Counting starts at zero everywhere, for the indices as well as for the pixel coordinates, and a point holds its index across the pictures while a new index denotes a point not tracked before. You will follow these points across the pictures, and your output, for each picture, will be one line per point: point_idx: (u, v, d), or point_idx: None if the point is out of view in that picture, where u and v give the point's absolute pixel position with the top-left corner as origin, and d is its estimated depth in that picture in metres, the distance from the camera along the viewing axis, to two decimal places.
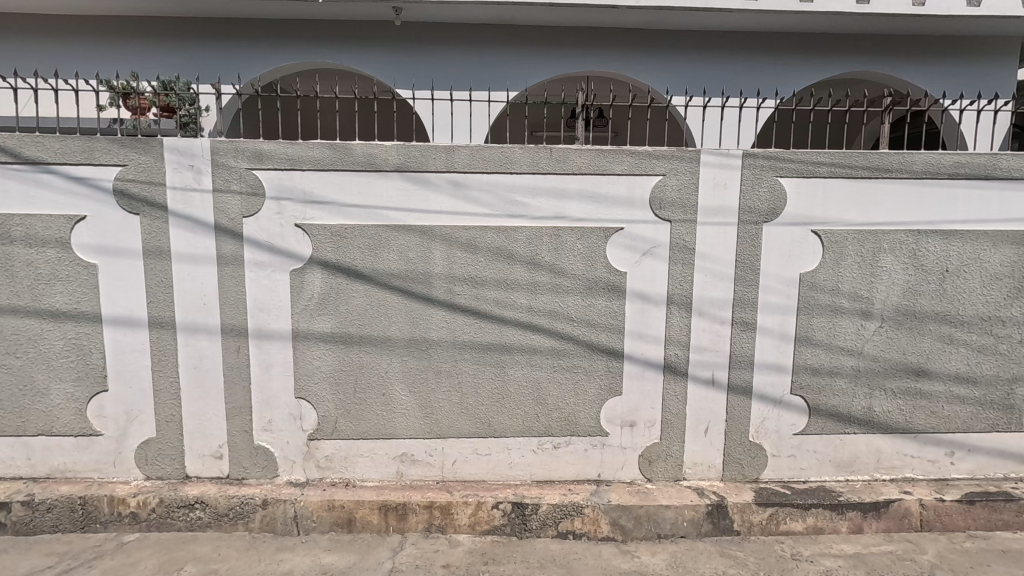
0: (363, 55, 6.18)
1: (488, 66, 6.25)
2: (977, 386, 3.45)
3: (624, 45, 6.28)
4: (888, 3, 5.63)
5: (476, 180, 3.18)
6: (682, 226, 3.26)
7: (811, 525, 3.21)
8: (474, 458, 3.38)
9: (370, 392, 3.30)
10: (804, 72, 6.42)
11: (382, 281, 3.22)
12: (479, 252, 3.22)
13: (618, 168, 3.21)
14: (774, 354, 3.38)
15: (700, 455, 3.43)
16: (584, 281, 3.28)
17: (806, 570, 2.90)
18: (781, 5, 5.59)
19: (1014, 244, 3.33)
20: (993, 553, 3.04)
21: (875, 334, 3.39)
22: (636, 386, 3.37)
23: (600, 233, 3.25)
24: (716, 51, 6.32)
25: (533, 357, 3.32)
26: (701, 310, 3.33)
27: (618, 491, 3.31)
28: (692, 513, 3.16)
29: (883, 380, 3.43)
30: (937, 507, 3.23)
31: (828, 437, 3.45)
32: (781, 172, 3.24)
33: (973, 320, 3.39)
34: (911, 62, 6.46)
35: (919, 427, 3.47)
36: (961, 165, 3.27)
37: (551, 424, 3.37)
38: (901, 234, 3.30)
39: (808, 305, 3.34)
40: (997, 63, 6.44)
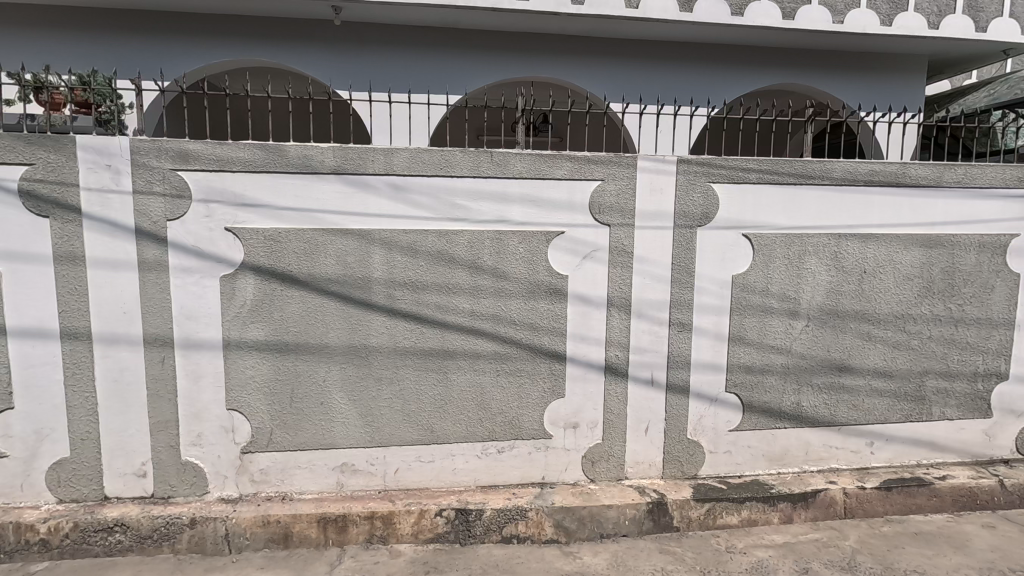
0: (301, 54, 6.01)
1: (430, 68, 6.21)
2: (894, 379, 3.69)
3: (566, 52, 6.39)
4: (810, 19, 5.97)
5: (416, 184, 3.14)
6: (621, 230, 3.33)
7: (744, 518, 3.34)
8: (417, 466, 3.32)
9: (307, 402, 3.19)
10: (737, 83, 6.71)
11: (320, 287, 3.13)
12: (420, 256, 3.18)
13: (558, 173, 3.25)
14: (710, 353, 3.50)
15: (641, 454, 3.50)
16: (526, 284, 3.29)
17: (740, 562, 3.00)
18: (715, 18, 5.83)
19: (922, 246, 3.59)
20: (908, 536, 3.24)
21: (802, 333, 3.56)
22: (578, 388, 3.41)
23: (541, 236, 3.27)
24: (654, 60, 6.53)
25: (475, 362, 3.30)
26: (641, 312, 3.41)
27: (562, 492, 3.33)
28: (633, 511, 3.22)
29: (810, 376, 3.61)
30: (859, 495, 3.43)
31: (761, 432, 3.60)
32: (713, 177, 3.37)
33: (889, 317, 3.63)
34: (833, 76, 6.87)
35: (843, 420, 3.67)
36: (876, 173, 3.49)
37: (495, 429, 3.36)
38: (823, 238, 3.50)
39: (741, 305, 3.48)
40: (908, 79, 6.96)
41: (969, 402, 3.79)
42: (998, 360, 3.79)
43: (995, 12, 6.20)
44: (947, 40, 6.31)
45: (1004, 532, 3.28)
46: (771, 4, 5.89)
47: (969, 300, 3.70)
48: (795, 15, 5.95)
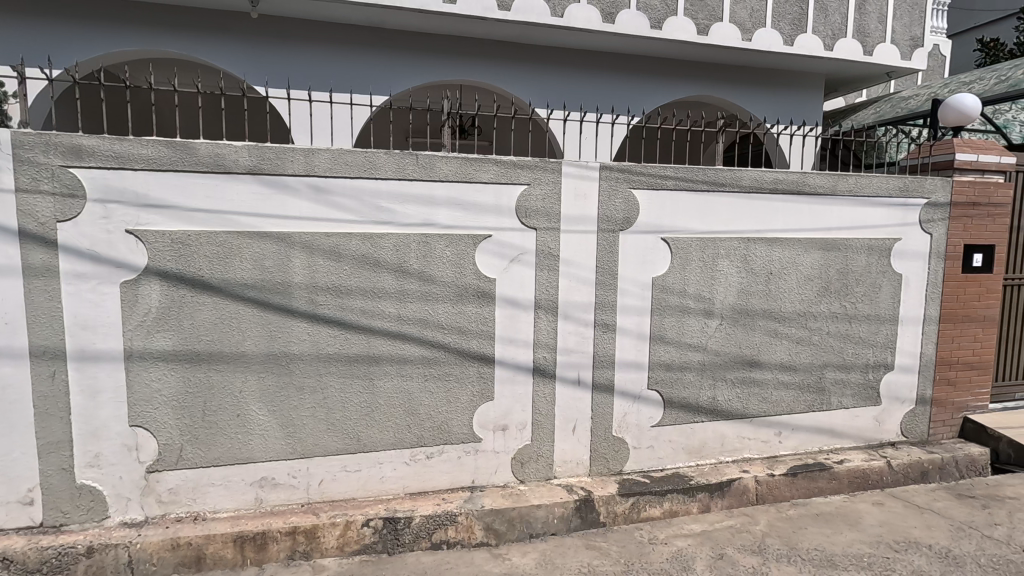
0: (214, 47, 5.70)
1: (355, 67, 6.06)
2: (798, 372, 3.98)
3: (494, 56, 6.44)
4: (723, 36, 6.35)
5: (338, 185, 3.05)
6: (547, 233, 3.39)
7: (666, 510, 3.49)
8: (343, 476, 3.21)
9: (221, 414, 3.01)
10: (657, 93, 7.03)
11: (235, 292, 2.97)
12: (343, 259, 3.09)
13: (485, 177, 3.26)
14: (633, 353, 3.63)
15: (569, 453, 3.57)
16: (453, 288, 3.28)
17: (661, 552, 3.12)
18: (636, 31, 6.08)
19: (820, 249, 3.91)
20: (811, 517, 3.51)
21: (716, 331, 3.78)
22: (507, 390, 3.43)
23: (469, 240, 3.28)
24: (579, 69, 6.72)
25: (403, 367, 3.25)
26: (567, 314, 3.48)
27: (492, 495, 3.34)
28: (561, 510, 3.28)
29: (724, 372, 3.83)
30: (768, 482, 3.67)
31: (681, 427, 3.77)
32: (633, 183, 3.50)
33: (792, 315, 3.91)
34: (744, 90, 7.34)
35: (754, 412, 3.92)
36: (780, 182, 3.76)
37: (424, 434, 3.32)
38: (734, 242, 3.73)
39: (661, 306, 3.64)
40: (808, 95, 7.56)
41: (862, 391, 4.16)
42: (886, 352, 4.18)
43: (879, 37, 6.87)
44: (842, 61, 6.91)
45: (891, 508, 3.61)
46: (687, 20, 6.22)
47: (860, 298, 4.06)
48: (709, 31, 6.31)
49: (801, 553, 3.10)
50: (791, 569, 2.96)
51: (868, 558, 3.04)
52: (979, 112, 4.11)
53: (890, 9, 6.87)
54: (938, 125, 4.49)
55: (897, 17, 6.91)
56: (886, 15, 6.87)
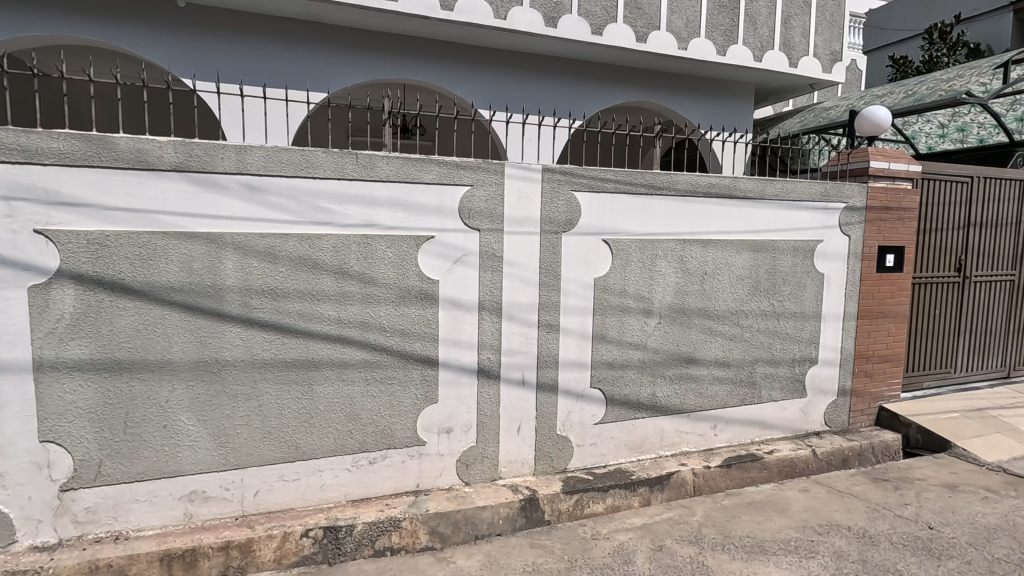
0: (137, 36, 5.37)
1: (292, 62, 5.87)
2: (731, 368, 4.17)
3: (437, 55, 6.38)
4: (660, 44, 6.57)
5: (274, 184, 2.94)
6: (491, 234, 3.39)
7: (609, 505, 3.57)
8: (280, 486, 3.10)
9: (145, 426, 2.83)
10: (599, 98, 7.18)
11: (160, 297, 2.81)
12: (280, 261, 2.98)
13: (427, 178, 3.23)
14: (577, 352, 3.69)
15: (514, 453, 3.59)
16: (396, 290, 3.23)
17: (604, 547, 3.18)
18: (577, 36, 6.19)
19: (750, 251, 4.11)
20: (743, 505, 3.68)
21: (656, 330, 3.90)
22: (451, 392, 3.41)
23: (411, 241, 3.23)
24: (523, 70, 6.77)
25: (344, 372, 3.16)
26: (511, 315, 3.50)
27: (437, 498, 3.31)
28: (506, 510, 3.30)
29: (663, 369, 3.95)
30: (705, 474, 3.83)
31: (623, 423, 3.87)
32: (575, 186, 3.57)
33: (725, 313, 4.10)
34: (681, 96, 7.62)
35: (691, 407, 4.07)
36: (713, 186, 3.93)
37: (366, 440, 3.25)
38: (671, 243, 3.86)
39: (603, 306, 3.73)
40: (739, 103, 7.94)
41: (789, 384, 4.40)
42: (811, 347, 4.44)
43: (803, 51, 7.31)
44: (770, 71, 7.30)
45: (815, 494, 3.84)
46: (626, 27, 6.39)
47: (787, 297, 4.30)
48: (647, 39, 6.51)
49: (734, 541, 3.24)
50: (725, 556, 3.08)
51: (794, 542, 3.22)
52: (890, 123, 4.44)
53: (813, 25, 7.31)
54: (855, 135, 4.81)
55: (819, 32, 7.38)
56: (809, 30, 7.32)
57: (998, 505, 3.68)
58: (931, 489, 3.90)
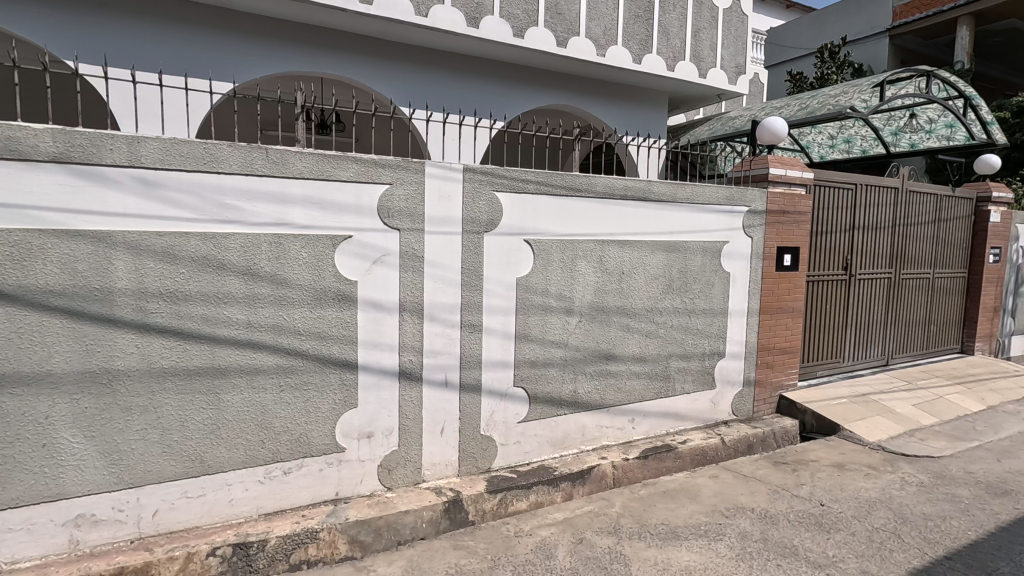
0: (11, 11, 4.82)
1: (196, 49, 5.49)
2: (647, 363, 4.35)
3: (357, 50, 6.20)
4: (580, 50, 6.75)
5: (172, 179, 2.73)
6: (411, 234, 3.34)
7: (532, 502, 3.62)
8: (183, 504, 2.88)
9: (19, 446, 2.54)
10: (521, 100, 7.27)
11: (37, 301, 2.52)
12: (180, 262, 2.77)
13: (344, 175, 3.13)
14: (499, 352, 3.71)
15: (437, 455, 3.55)
16: (311, 292, 3.09)
17: (527, 544, 3.22)
18: (499, 37, 6.22)
19: (664, 251, 4.32)
20: (659, 494, 3.85)
21: (576, 328, 4.00)
22: (371, 396, 3.32)
23: (327, 240, 3.12)
24: (447, 69, 6.72)
25: (254, 379, 2.99)
26: (433, 316, 3.46)
27: (357, 506, 3.21)
28: (430, 513, 3.26)
29: (584, 366, 4.06)
30: (623, 466, 3.98)
31: (546, 420, 3.93)
32: (497, 186, 3.59)
33: (642, 311, 4.27)
34: (601, 101, 7.87)
35: (611, 402, 4.21)
36: (628, 189, 4.09)
37: (280, 449, 3.09)
38: (590, 243, 3.98)
39: (525, 305, 3.77)
40: (654, 110, 8.32)
41: (700, 376, 4.66)
42: (719, 341, 4.73)
43: (711, 63, 7.77)
44: (681, 81, 7.69)
45: (723, 480, 4.09)
46: (547, 31, 6.51)
47: (697, 294, 4.55)
48: (568, 44, 6.67)
49: (650, 528, 3.39)
50: (641, 544, 3.21)
51: (704, 526, 3.41)
52: (786, 133, 4.81)
53: (720, 39, 7.79)
54: (756, 143, 5.17)
55: (725, 46, 7.87)
56: (717, 44, 7.79)
57: (878, 480, 4.09)
58: (823, 469, 4.27)
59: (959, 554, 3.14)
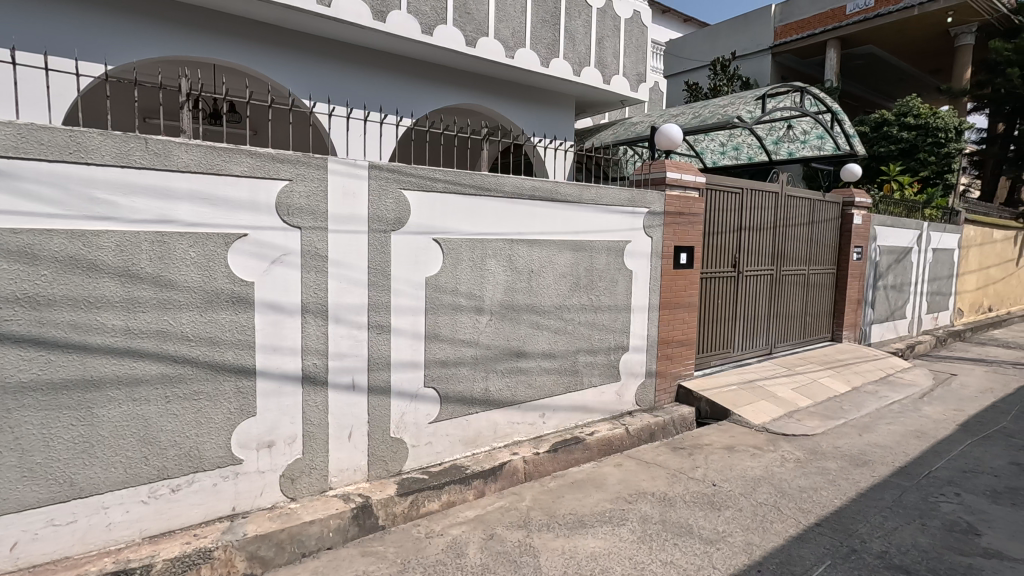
0: None
1: (61, 25, 4.92)
2: (557, 359, 4.48)
3: (253, 37, 5.85)
4: (489, 50, 6.81)
5: (30, 169, 2.43)
6: (313, 233, 3.20)
7: (444, 501, 3.61)
8: (48, 533, 2.57)
9: None
10: (430, 99, 7.22)
11: None
12: (40, 263, 2.47)
13: (237, 170, 2.94)
14: (409, 352, 3.66)
15: (345, 461, 3.44)
16: (200, 294, 2.88)
17: (438, 544, 3.20)
18: (407, 33, 6.12)
19: (571, 250, 4.46)
20: (567, 485, 3.98)
21: (487, 326, 4.03)
22: (272, 403, 3.14)
23: (218, 239, 2.91)
24: (352, 62, 6.51)
25: (135, 391, 2.73)
26: (338, 317, 3.35)
27: (257, 520, 3.03)
28: (337, 521, 3.15)
29: (495, 364, 4.10)
30: (534, 460, 4.07)
31: (457, 420, 3.93)
32: (404, 184, 3.53)
33: (551, 308, 4.39)
34: (511, 101, 7.98)
35: (522, 398, 4.29)
36: (536, 189, 4.19)
37: (167, 465, 2.85)
38: (500, 243, 4.03)
39: (435, 305, 3.75)
40: (561, 113, 8.58)
41: (607, 369, 4.87)
42: (623, 336, 4.96)
43: (614, 70, 8.13)
44: (586, 86, 8.00)
45: (627, 467, 4.31)
46: (455, 30, 6.49)
47: (603, 292, 4.74)
48: (477, 44, 6.70)
49: (558, 519, 3.49)
50: (550, 535, 3.31)
51: (609, 513, 3.57)
52: (682, 139, 5.14)
53: (622, 47, 8.17)
54: (655, 148, 5.47)
55: (627, 55, 8.27)
56: (620, 52, 8.16)
57: (762, 459, 4.49)
58: (715, 452, 4.62)
59: (827, 520, 3.52)
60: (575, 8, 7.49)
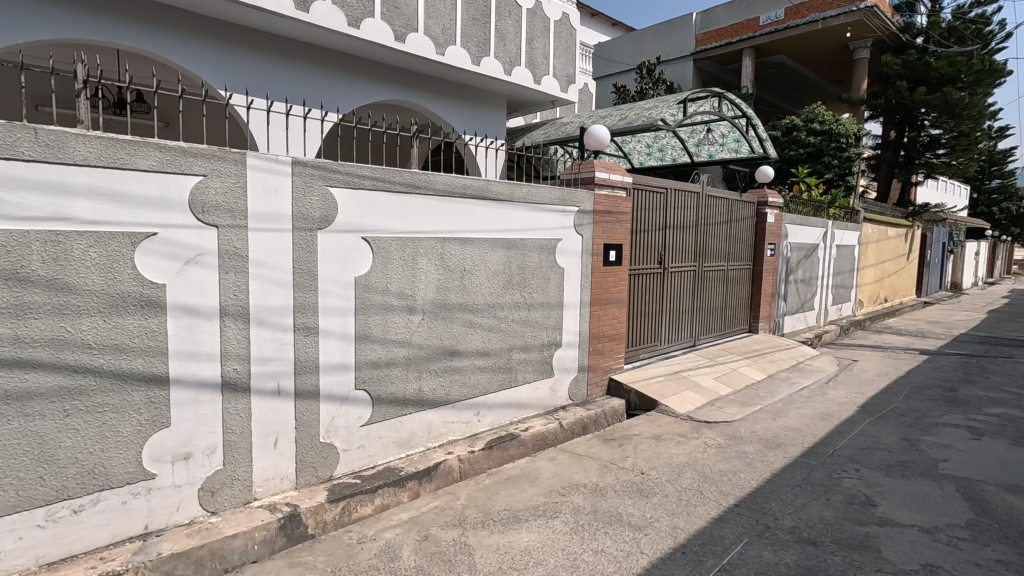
0: None
1: None
2: (490, 356, 4.49)
3: (162, 22, 5.48)
4: (418, 46, 6.72)
5: None
6: (231, 231, 3.04)
7: (377, 505, 3.54)
8: None
9: None
10: (357, 94, 7.05)
11: None
12: None
13: (144, 164, 2.74)
14: (338, 354, 3.56)
15: (271, 470, 3.30)
16: (103, 298, 2.66)
17: (370, 549, 3.14)
18: (332, 25, 5.92)
19: (503, 248, 4.50)
20: (502, 482, 4.01)
21: (419, 326, 3.98)
22: (187, 412, 2.96)
23: (123, 239, 2.70)
24: (274, 53, 6.23)
25: (28, 405, 2.49)
26: (261, 320, 3.20)
27: (173, 538, 2.85)
28: (263, 533, 3.01)
29: (428, 364, 4.06)
30: (469, 458, 4.07)
31: (390, 421, 3.86)
32: (330, 182, 3.42)
33: (484, 306, 4.40)
34: (442, 99, 7.92)
35: (456, 397, 4.27)
36: (468, 187, 4.18)
37: (67, 485, 2.62)
38: (432, 241, 4.00)
39: (364, 305, 3.67)
40: (492, 111, 8.61)
41: (540, 366, 4.94)
42: (556, 332, 5.06)
43: (544, 70, 8.25)
44: (518, 86, 8.06)
45: (560, 461, 4.39)
46: (383, 24, 6.35)
47: (535, 289, 4.81)
48: (406, 39, 6.59)
49: (493, 516, 3.51)
50: (484, 532, 3.32)
51: (542, 506, 3.63)
52: (609, 140, 5.29)
53: (552, 48, 8.30)
54: (584, 148, 5.60)
55: (556, 56, 8.41)
56: (550, 53, 8.29)
57: (686, 446, 4.72)
58: (644, 441, 4.81)
59: (744, 501, 3.76)
60: (505, 8, 7.53)
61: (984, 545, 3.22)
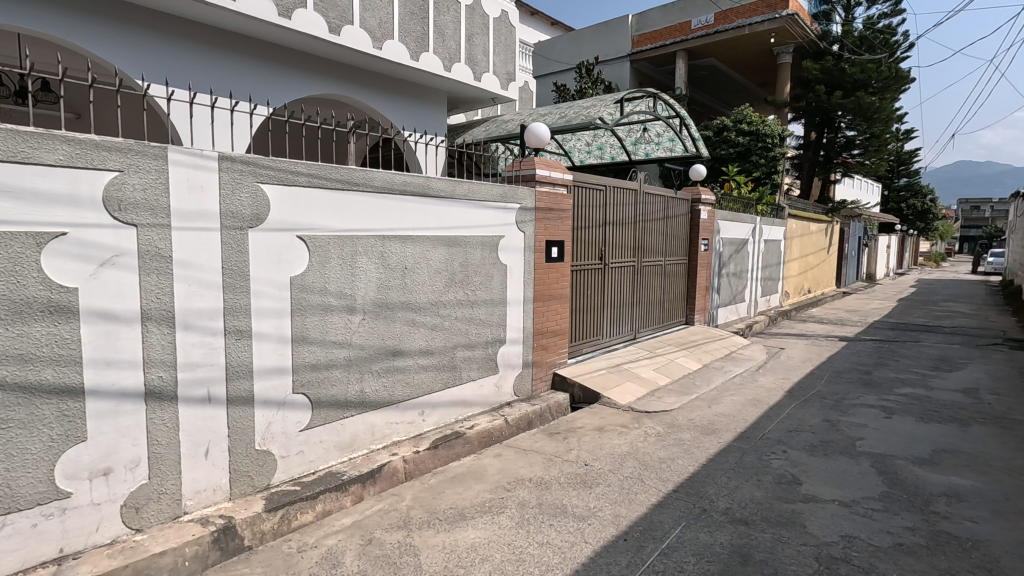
0: None
1: None
2: (434, 355, 4.45)
3: (70, 4, 5.06)
4: (354, 39, 6.55)
5: None
6: (153, 231, 2.86)
7: (319, 511, 3.44)
8: None
9: None
10: (290, 88, 6.80)
11: None
12: None
13: (50, 159, 2.53)
14: (274, 357, 3.43)
15: (202, 481, 3.13)
16: (5, 305, 2.44)
17: (311, 557, 3.05)
18: (262, 14, 5.67)
19: (445, 246, 4.47)
20: (447, 480, 3.99)
21: (360, 326, 3.89)
22: (106, 425, 2.76)
23: (27, 239, 2.49)
24: (198, 41, 5.90)
25: None
26: (188, 324, 3.02)
27: (92, 559, 2.65)
28: (194, 548, 2.86)
29: (370, 364, 3.98)
30: (414, 459, 4.02)
31: (331, 425, 3.76)
32: (261, 178, 3.28)
33: (427, 304, 4.35)
34: (380, 94, 7.77)
35: (400, 397, 4.21)
36: (408, 184, 4.12)
37: None
38: (371, 239, 3.91)
39: (301, 306, 3.54)
40: (431, 108, 8.54)
41: (485, 363, 4.95)
42: (500, 329, 5.07)
43: (484, 67, 8.25)
44: (457, 83, 8.02)
45: (506, 457, 4.42)
46: (316, 15, 6.14)
47: (478, 286, 4.81)
48: (341, 32, 6.41)
49: (438, 515, 3.49)
50: (430, 532, 3.30)
51: (487, 503, 3.65)
52: (549, 138, 5.35)
53: (492, 45, 8.31)
54: (525, 145, 5.64)
55: (496, 53, 8.43)
56: (489, 50, 8.29)
57: (628, 436, 4.86)
58: (587, 433, 4.91)
59: (683, 486, 3.91)
60: (444, 3, 7.46)
61: (894, 515, 3.50)
